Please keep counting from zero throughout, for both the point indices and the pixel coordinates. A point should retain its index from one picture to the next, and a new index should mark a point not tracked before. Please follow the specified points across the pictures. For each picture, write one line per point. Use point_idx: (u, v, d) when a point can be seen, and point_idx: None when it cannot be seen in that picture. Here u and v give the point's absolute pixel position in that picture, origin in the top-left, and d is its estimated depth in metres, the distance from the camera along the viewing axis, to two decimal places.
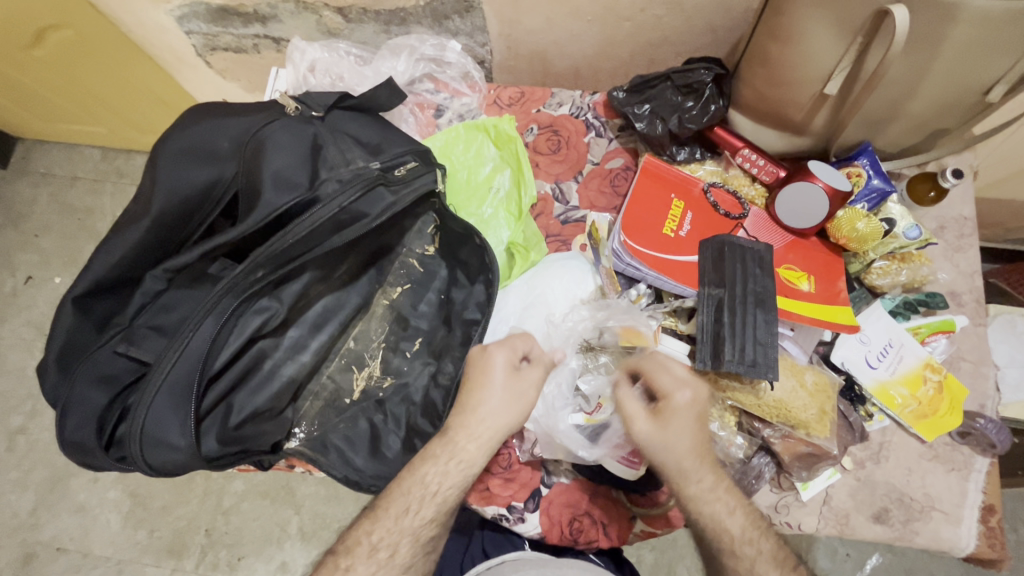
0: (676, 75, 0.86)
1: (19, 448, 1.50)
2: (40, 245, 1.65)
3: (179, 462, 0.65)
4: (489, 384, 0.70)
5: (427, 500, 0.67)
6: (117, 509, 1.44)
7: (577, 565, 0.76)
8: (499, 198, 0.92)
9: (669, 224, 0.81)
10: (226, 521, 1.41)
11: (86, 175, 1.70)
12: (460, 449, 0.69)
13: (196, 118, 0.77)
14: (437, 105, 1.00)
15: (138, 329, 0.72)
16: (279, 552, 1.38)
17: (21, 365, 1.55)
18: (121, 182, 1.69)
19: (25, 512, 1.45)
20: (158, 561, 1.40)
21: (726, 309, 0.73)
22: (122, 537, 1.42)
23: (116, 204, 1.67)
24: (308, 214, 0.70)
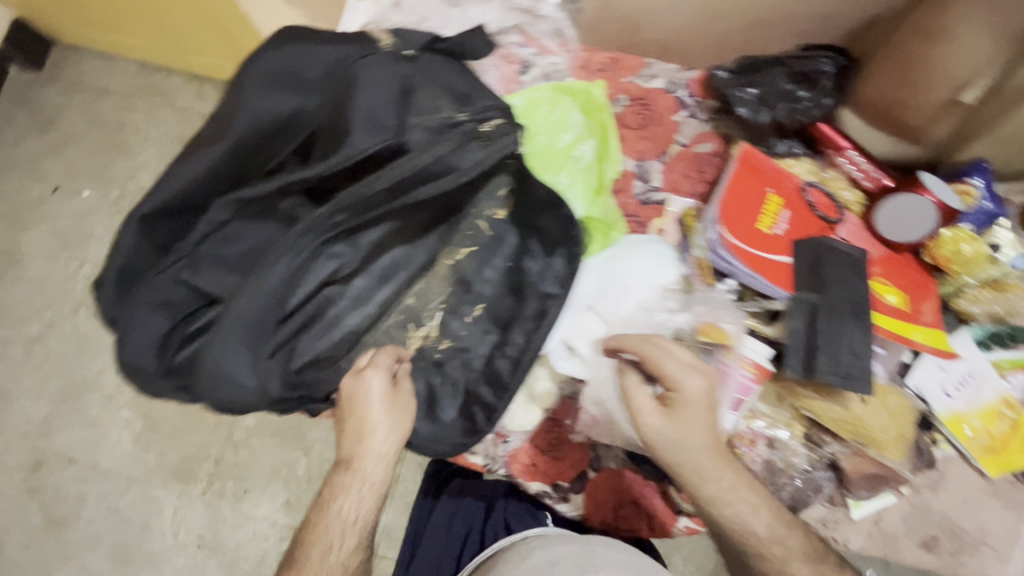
0: (794, 60, 0.81)
1: (36, 356, 1.49)
2: (69, 155, 1.60)
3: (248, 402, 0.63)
4: (368, 407, 0.69)
5: (347, 533, 0.68)
6: (129, 428, 1.43)
7: (603, 539, 0.73)
8: (578, 170, 0.87)
9: (764, 220, 0.75)
10: (235, 454, 1.41)
11: (118, 89, 1.63)
12: (366, 472, 0.69)
13: (280, 37, 0.70)
14: (524, 60, 0.93)
15: (203, 259, 0.71)
16: (283, 492, 1.39)
17: (43, 276, 1.53)
18: (154, 101, 1.61)
19: (37, 420, 1.45)
20: (165, 482, 1.41)
21: (821, 316, 0.68)
22: (131, 456, 1.43)
23: (149, 122, 1.61)
24: (401, 163, 0.66)
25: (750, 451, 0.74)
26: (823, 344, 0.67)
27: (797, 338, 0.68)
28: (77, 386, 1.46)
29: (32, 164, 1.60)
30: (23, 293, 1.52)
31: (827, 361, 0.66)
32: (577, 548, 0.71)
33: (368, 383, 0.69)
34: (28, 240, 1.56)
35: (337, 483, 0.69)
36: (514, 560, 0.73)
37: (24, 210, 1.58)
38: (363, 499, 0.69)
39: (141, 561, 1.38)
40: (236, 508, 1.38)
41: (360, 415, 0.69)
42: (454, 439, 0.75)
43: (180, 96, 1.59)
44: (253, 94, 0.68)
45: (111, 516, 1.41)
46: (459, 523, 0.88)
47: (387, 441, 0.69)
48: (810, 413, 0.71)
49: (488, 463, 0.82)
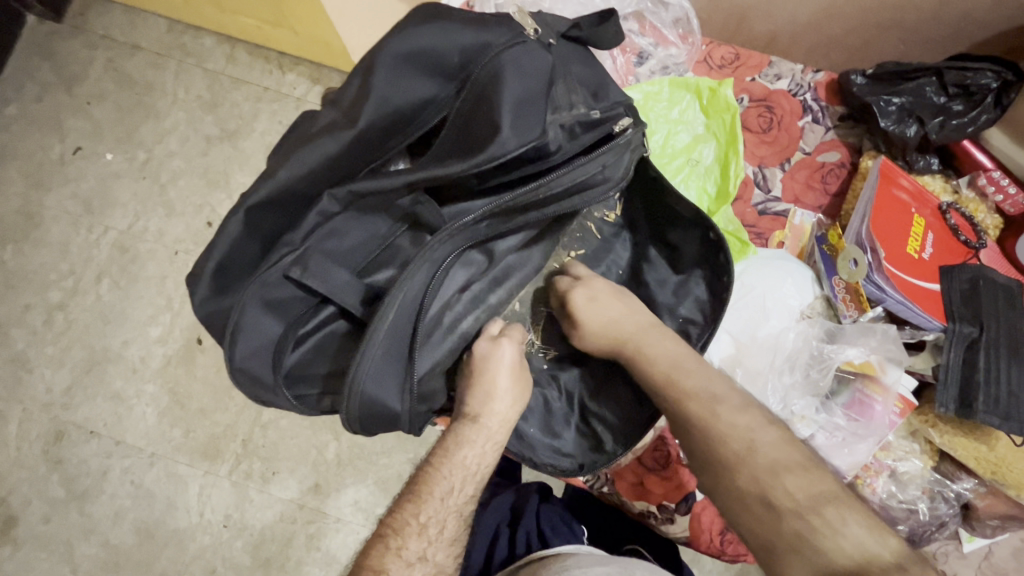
0: (950, 71, 0.75)
1: (57, 325, 1.32)
2: (93, 114, 1.40)
3: (389, 423, 0.58)
4: (496, 373, 0.65)
5: (451, 496, 0.59)
6: (155, 403, 1.27)
7: (648, 569, 0.66)
8: (698, 174, 0.83)
9: (912, 244, 0.70)
10: (263, 435, 1.24)
11: (149, 46, 1.43)
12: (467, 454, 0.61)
13: (417, 15, 0.63)
14: (641, 51, 0.87)
15: (315, 256, 0.64)
16: (312, 475, 1.22)
17: (64, 240, 1.35)
18: (187, 62, 1.42)
19: (58, 389, 1.29)
20: (191, 461, 1.25)
21: (980, 351, 0.64)
22: (157, 432, 1.26)
23: (181, 85, 1.41)
24: (569, 170, 0.61)
25: (873, 483, 0.72)
26: (983, 382, 0.63)
27: (954, 374, 0.64)
28: (98, 355, 1.30)
29: (51, 119, 1.41)
30: (44, 257, 1.35)
31: (986, 400, 0.62)
32: (616, 570, 0.64)
33: (503, 350, 0.66)
34: (49, 203, 1.38)
35: (459, 434, 0.62)
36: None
37: (42, 168, 1.39)
38: (474, 457, 0.62)
39: (165, 538, 1.22)
40: (263, 489, 1.22)
41: (490, 380, 0.65)
42: (580, 462, 0.72)
43: (211, 60, 1.42)
44: (385, 78, 0.62)
45: (135, 492, 1.24)
46: (488, 523, 0.81)
47: (508, 405, 0.65)
48: (951, 450, 0.68)
49: (589, 480, 0.80)
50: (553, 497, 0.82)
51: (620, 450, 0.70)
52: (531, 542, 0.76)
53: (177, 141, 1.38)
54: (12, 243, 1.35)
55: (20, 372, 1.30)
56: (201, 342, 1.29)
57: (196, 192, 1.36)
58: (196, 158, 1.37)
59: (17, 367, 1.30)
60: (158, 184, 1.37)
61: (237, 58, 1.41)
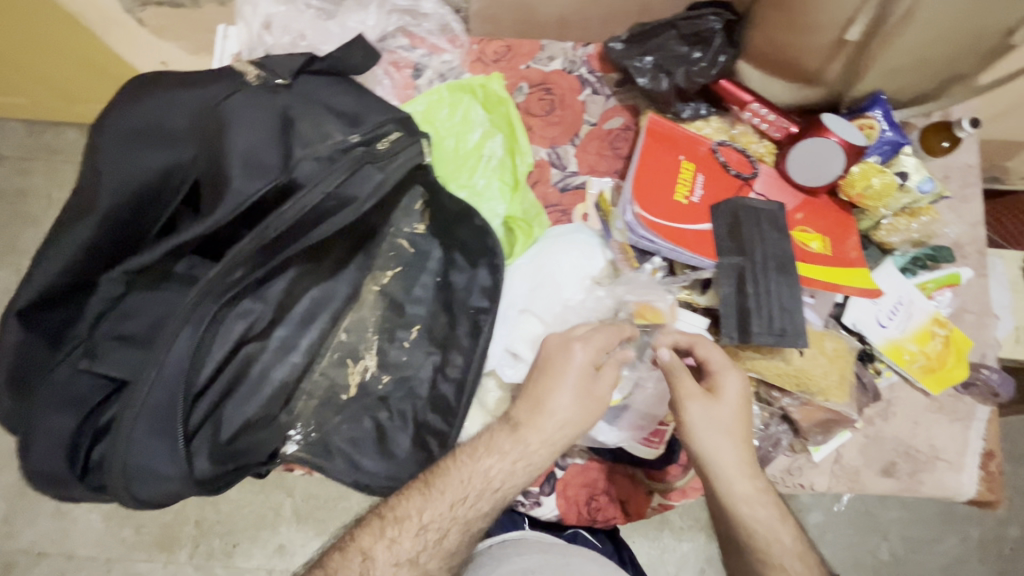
0: (682, 22, 0.79)
1: None
2: None
3: (174, 492, 0.59)
4: (564, 375, 0.63)
5: (472, 486, 0.61)
6: (99, 508, 1.22)
7: (581, 552, 0.74)
8: (492, 168, 0.85)
9: (680, 190, 0.74)
10: (216, 510, 1.22)
11: (11, 152, 1.37)
12: (518, 445, 0.62)
13: (137, 89, 0.65)
14: (415, 64, 0.89)
15: (103, 342, 0.67)
16: (274, 538, 1.21)
17: None
18: (52, 159, 1.37)
19: None
20: (149, 556, 1.20)
21: (748, 278, 0.68)
22: (111, 535, 1.21)
23: (52, 184, 1.36)
24: (297, 199, 0.62)
25: None
26: (753, 306, 0.67)
27: (730, 304, 0.68)
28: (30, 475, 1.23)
29: None
30: None
31: (759, 323, 0.67)
32: (551, 558, 0.71)
33: (579, 364, 0.64)
34: None
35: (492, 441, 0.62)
36: (489, 563, 0.73)
37: None
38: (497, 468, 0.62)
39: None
40: (228, 564, 1.20)
41: (556, 378, 0.64)
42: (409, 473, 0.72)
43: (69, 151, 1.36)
44: (115, 157, 0.63)
45: None
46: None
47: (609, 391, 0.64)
48: (757, 373, 0.71)
49: None
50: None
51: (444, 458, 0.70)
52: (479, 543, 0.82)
53: None
54: None
55: None
56: None
57: None
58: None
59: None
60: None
61: None
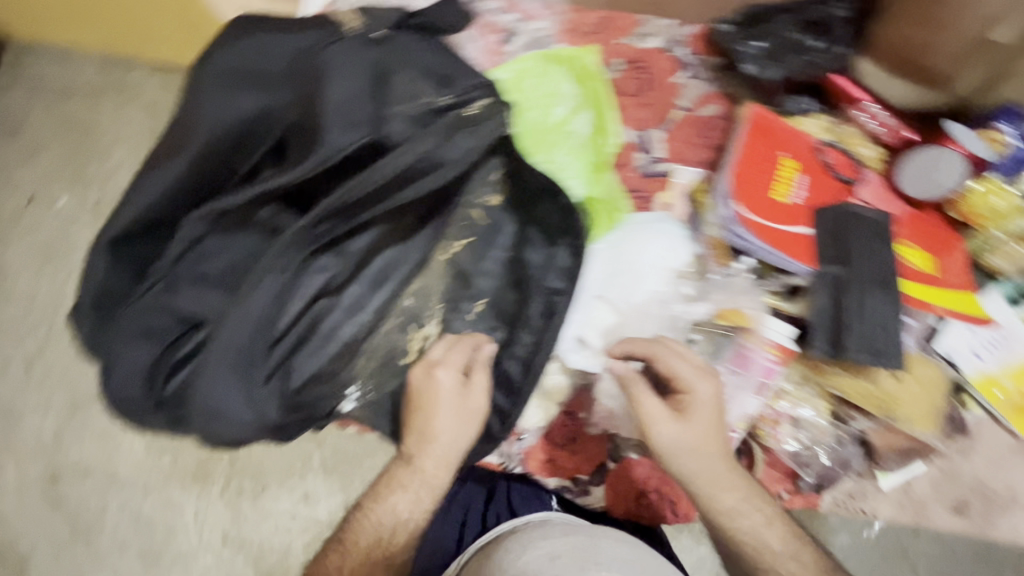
0: (801, 8, 0.74)
1: (38, 374, 1.30)
2: (42, 164, 1.39)
3: (246, 435, 0.60)
4: (430, 408, 0.69)
5: (402, 508, 0.69)
6: (142, 435, 1.27)
7: (613, 535, 0.67)
8: (575, 145, 0.81)
9: (779, 187, 0.69)
10: (249, 452, 1.25)
11: (81, 89, 1.42)
12: (422, 471, 0.70)
13: (240, 29, 0.64)
14: (507, 28, 0.85)
15: (183, 280, 0.68)
16: (301, 486, 1.23)
17: (32, 292, 1.33)
18: (122, 99, 1.40)
19: (48, 435, 1.28)
20: (183, 485, 1.25)
21: (847, 291, 0.63)
22: (148, 461, 1.27)
23: (121, 123, 1.40)
24: (389, 160, 0.61)
25: (774, 433, 0.72)
26: (851, 321, 0.63)
27: (823, 316, 0.64)
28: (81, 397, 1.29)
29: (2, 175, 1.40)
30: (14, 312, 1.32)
31: (857, 339, 0.62)
32: (581, 542, 0.64)
33: (436, 381, 0.69)
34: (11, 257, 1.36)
35: (395, 478, 0.70)
36: (514, 548, 0.66)
37: None
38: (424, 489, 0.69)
39: (171, 560, 1.23)
40: (256, 504, 1.23)
41: (428, 410, 0.69)
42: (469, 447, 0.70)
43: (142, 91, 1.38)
44: (212, 96, 0.62)
45: (135, 520, 1.25)
46: (458, 505, 0.84)
47: (442, 436, 0.69)
48: (838, 390, 0.68)
49: (505, 462, 0.80)
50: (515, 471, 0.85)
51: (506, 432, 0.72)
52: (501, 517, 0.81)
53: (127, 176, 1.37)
54: None
55: (11, 422, 1.29)
56: None
57: None
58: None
59: (6, 419, 1.29)
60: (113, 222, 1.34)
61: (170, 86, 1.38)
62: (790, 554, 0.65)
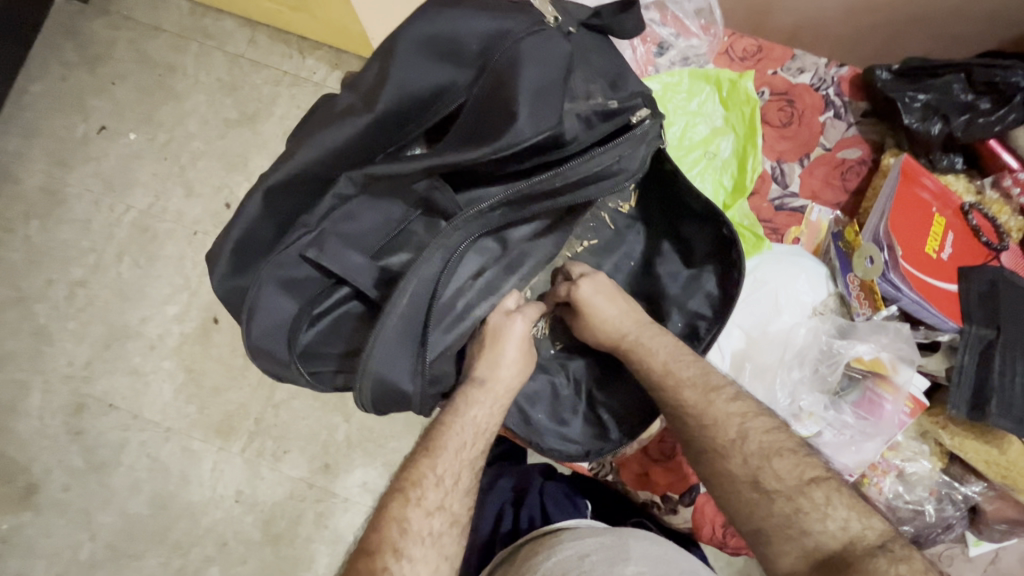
0: (979, 67, 0.74)
1: (78, 300, 1.26)
2: (116, 94, 1.33)
3: (401, 403, 0.62)
4: (504, 339, 0.67)
5: (474, 433, 0.63)
6: (171, 380, 1.22)
7: (637, 536, 0.67)
8: (714, 166, 0.82)
9: (931, 243, 0.69)
10: (275, 415, 1.20)
11: (171, 27, 1.35)
12: (496, 387, 0.66)
13: (439, 3, 0.64)
14: (661, 41, 0.86)
15: (330, 238, 0.66)
16: (321, 455, 1.18)
17: (85, 217, 1.29)
18: (207, 44, 1.35)
19: (79, 362, 1.24)
20: (205, 438, 1.20)
21: (997, 354, 0.63)
22: (173, 408, 1.21)
23: (201, 66, 1.34)
24: (582, 158, 0.62)
25: (880, 483, 0.71)
26: (998, 386, 0.62)
27: (968, 376, 0.63)
28: (118, 330, 1.24)
29: (71, 97, 1.34)
30: (65, 234, 1.28)
31: (999, 405, 0.62)
32: (610, 540, 0.64)
33: (515, 322, 0.68)
34: (70, 180, 1.32)
35: (467, 395, 0.65)
36: (543, 553, 0.66)
37: (62, 145, 1.32)
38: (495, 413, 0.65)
39: (178, 512, 1.18)
40: (274, 467, 1.18)
41: (501, 348, 0.67)
42: (586, 448, 0.73)
43: (231, 40, 1.35)
44: (404, 64, 0.62)
45: (151, 465, 1.20)
46: (495, 500, 0.84)
47: (511, 372, 0.67)
48: (963, 453, 0.67)
49: (595, 468, 0.81)
50: (556, 475, 0.86)
51: (625, 438, 0.72)
52: (534, 520, 0.79)
53: (197, 123, 1.31)
54: (37, 220, 1.29)
55: (41, 345, 1.24)
56: (218, 321, 1.24)
57: (215, 174, 1.29)
58: (215, 140, 1.31)
59: (37, 340, 1.24)
60: (178, 164, 1.30)
61: (257, 41, 1.34)
62: (852, 520, 0.52)
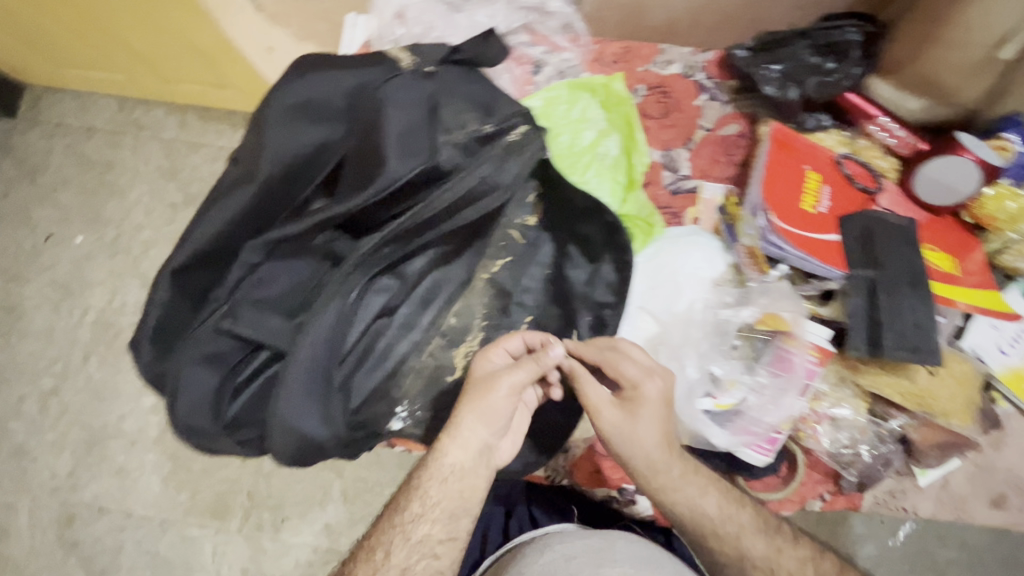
0: (815, 33, 0.80)
1: (52, 410, 1.26)
2: (60, 200, 1.36)
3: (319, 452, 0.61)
4: (485, 386, 0.61)
5: (445, 486, 0.59)
6: (159, 470, 1.22)
7: (622, 535, 0.69)
8: (606, 166, 0.84)
9: (808, 199, 0.74)
10: (269, 484, 1.18)
11: (103, 126, 1.38)
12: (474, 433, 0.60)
13: (298, 69, 0.68)
14: (535, 60, 0.91)
15: (241, 305, 0.69)
16: (322, 517, 1.16)
17: (49, 325, 1.30)
18: (141, 135, 1.38)
19: (62, 473, 1.23)
20: (201, 522, 1.18)
21: (881, 291, 0.67)
22: (165, 498, 1.20)
23: (140, 157, 1.37)
24: (445, 189, 0.67)
25: (815, 433, 0.74)
26: (887, 321, 0.66)
27: (860, 317, 0.67)
28: (99, 430, 1.23)
29: (17, 212, 1.36)
30: (31, 346, 1.29)
31: (893, 337, 0.66)
32: (597, 543, 0.67)
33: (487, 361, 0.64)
34: (28, 293, 1.33)
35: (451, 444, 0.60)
36: (529, 557, 0.68)
37: (16, 261, 1.34)
38: (469, 461, 0.60)
39: None
40: (275, 538, 1.16)
41: (480, 388, 0.61)
42: (528, 461, 0.75)
43: (163, 126, 1.38)
44: (276, 130, 0.66)
45: (152, 562, 1.18)
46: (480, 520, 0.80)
47: (504, 406, 0.61)
48: (878, 388, 0.70)
49: (551, 475, 0.83)
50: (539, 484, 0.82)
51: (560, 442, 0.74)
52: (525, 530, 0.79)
53: (143, 213, 1.34)
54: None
55: (22, 462, 1.24)
56: None
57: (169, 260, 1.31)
58: (163, 227, 1.33)
59: (19, 459, 1.24)
60: (130, 257, 1.32)
61: (188, 122, 1.36)
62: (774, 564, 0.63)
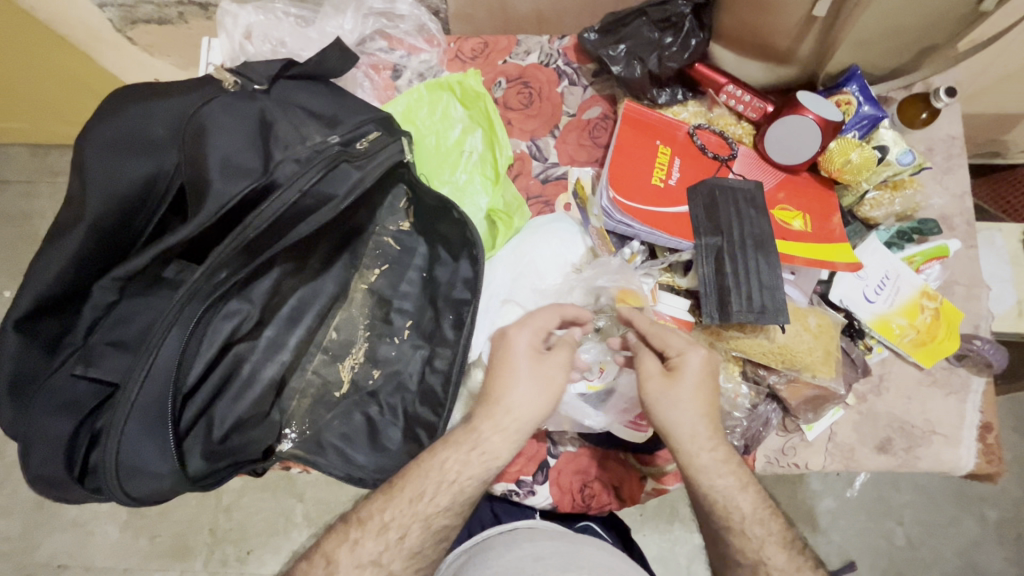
0: (652, 8, 0.79)
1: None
2: None
3: (164, 487, 0.62)
4: (513, 364, 0.62)
5: (442, 487, 0.59)
6: (113, 518, 1.18)
7: (593, 542, 0.70)
8: (473, 163, 0.85)
9: (657, 173, 0.76)
10: (228, 518, 1.17)
11: (16, 177, 1.35)
12: (484, 434, 0.61)
13: (123, 101, 0.68)
14: (394, 66, 0.91)
15: (94, 346, 0.64)
16: (288, 543, 1.16)
17: None
18: (59, 181, 1.35)
19: (14, 536, 1.18)
20: (163, 566, 1.16)
21: (727, 257, 0.70)
22: (123, 547, 1.17)
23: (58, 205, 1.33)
24: (270, 200, 0.63)
25: None
26: (733, 286, 0.69)
27: (710, 284, 0.70)
28: None
29: None
30: None
31: (740, 301, 0.68)
32: (564, 545, 0.67)
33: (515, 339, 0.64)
34: None
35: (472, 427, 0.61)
36: (495, 551, 0.69)
37: None
38: (490, 455, 0.60)
39: None
40: (241, 571, 1.15)
41: (513, 366, 0.62)
42: (399, 468, 0.73)
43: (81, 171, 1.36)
44: (103, 166, 0.65)
45: None
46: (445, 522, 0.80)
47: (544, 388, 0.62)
48: (740, 352, 0.73)
49: None
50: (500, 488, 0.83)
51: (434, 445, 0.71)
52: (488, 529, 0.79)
53: None
54: None
55: None
56: None
57: None
58: None
59: None
60: None
61: None
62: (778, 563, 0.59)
